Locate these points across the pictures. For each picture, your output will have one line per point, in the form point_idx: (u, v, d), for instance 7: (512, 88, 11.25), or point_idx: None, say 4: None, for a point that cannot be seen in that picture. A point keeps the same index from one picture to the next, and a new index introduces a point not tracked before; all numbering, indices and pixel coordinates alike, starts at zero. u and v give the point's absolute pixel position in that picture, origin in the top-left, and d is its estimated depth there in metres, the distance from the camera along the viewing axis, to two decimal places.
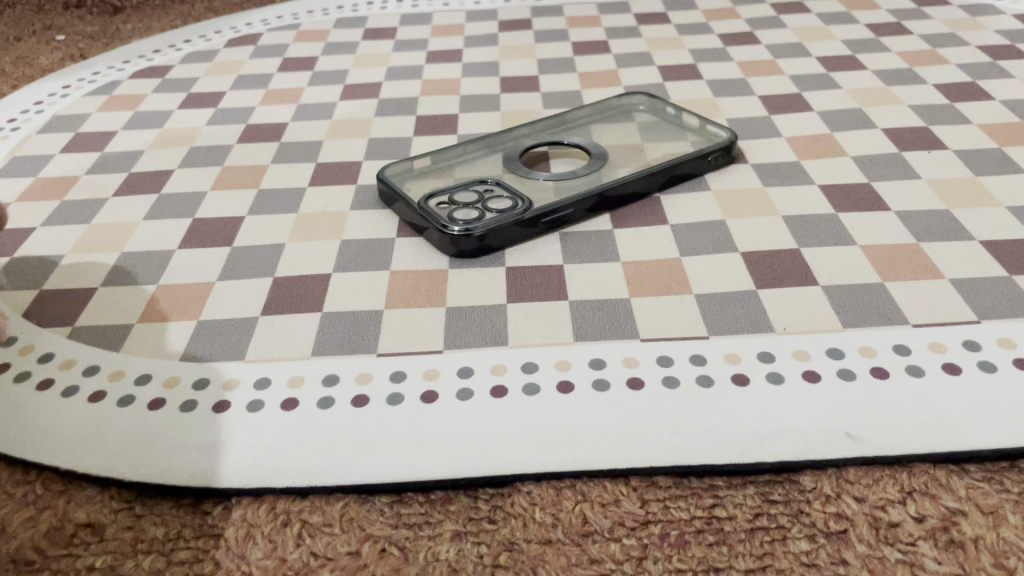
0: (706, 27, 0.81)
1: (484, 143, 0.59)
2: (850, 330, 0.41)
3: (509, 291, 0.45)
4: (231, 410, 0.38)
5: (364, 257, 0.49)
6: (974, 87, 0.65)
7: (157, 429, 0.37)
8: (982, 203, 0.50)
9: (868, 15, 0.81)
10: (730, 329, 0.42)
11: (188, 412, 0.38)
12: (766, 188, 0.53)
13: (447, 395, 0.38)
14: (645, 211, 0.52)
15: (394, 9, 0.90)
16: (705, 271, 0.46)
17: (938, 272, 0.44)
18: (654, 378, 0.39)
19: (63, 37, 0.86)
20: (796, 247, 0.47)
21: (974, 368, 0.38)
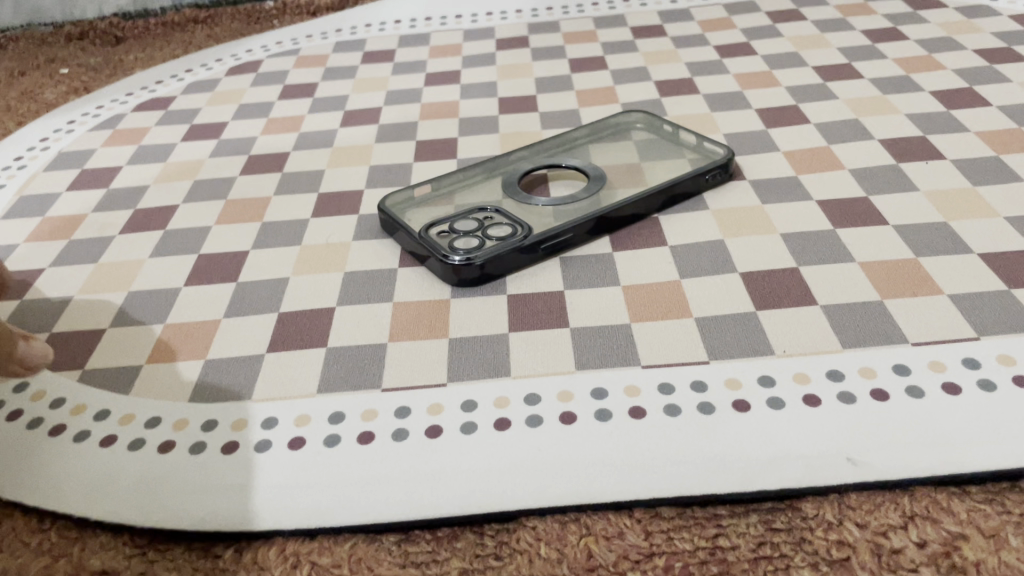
0: (702, 39, 0.81)
1: (484, 169, 0.59)
2: (850, 351, 0.41)
3: (511, 320, 0.46)
4: (239, 451, 0.39)
5: (367, 289, 0.49)
6: (971, 93, 0.65)
7: (168, 473, 0.38)
8: (980, 214, 0.50)
9: (865, 21, 0.81)
10: (731, 353, 0.42)
11: (198, 455, 0.39)
12: (763, 205, 0.54)
13: (451, 430, 0.39)
14: (643, 233, 0.53)
15: (392, 31, 0.91)
16: (705, 293, 0.46)
17: (936, 287, 0.45)
18: (655, 407, 0.39)
19: (67, 70, 0.87)
20: (795, 266, 0.48)
21: (974, 387, 0.38)
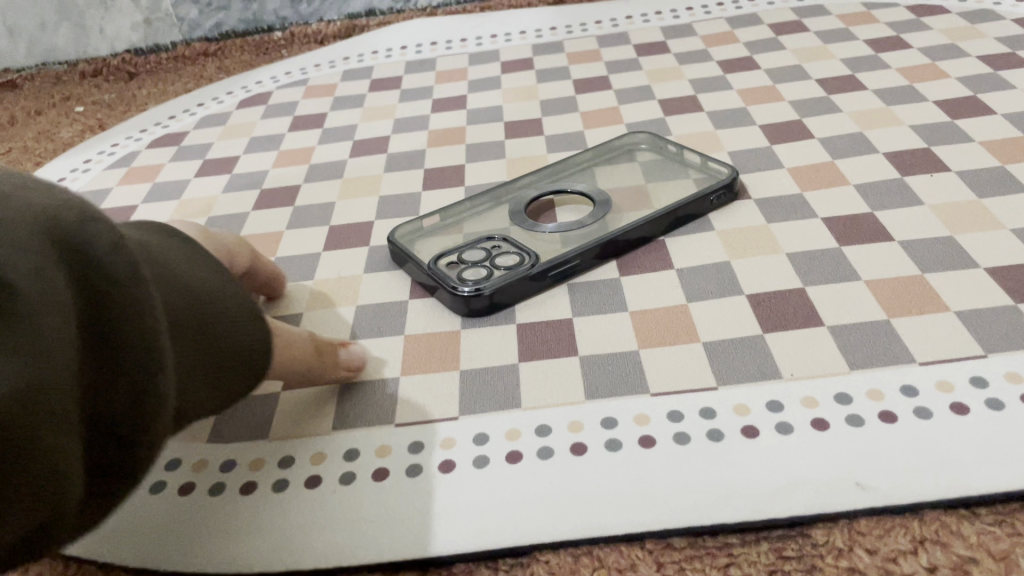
0: (705, 54, 0.82)
1: (491, 196, 0.60)
2: (857, 373, 0.41)
3: (520, 349, 0.46)
4: (258, 491, 0.40)
5: (379, 322, 0.50)
6: (975, 102, 0.65)
7: (188, 515, 0.39)
8: (986, 226, 0.51)
9: (868, 30, 0.81)
10: (739, 377, 0.42)
11: (217, 495, 0.40)
12: (769, 224, 0.54)
13: (464, 465, 0.40)
14: (651, 256, 0.53)
15: (398, 57, 0.92)
16: (712, 317, 0.47)
17: (942, 304, 0.45)
18: (665, 435, 0.39)
19: (82, 108, 0.89)
20: (801, 286, 0.48)
21: (982, 406, 0.38)
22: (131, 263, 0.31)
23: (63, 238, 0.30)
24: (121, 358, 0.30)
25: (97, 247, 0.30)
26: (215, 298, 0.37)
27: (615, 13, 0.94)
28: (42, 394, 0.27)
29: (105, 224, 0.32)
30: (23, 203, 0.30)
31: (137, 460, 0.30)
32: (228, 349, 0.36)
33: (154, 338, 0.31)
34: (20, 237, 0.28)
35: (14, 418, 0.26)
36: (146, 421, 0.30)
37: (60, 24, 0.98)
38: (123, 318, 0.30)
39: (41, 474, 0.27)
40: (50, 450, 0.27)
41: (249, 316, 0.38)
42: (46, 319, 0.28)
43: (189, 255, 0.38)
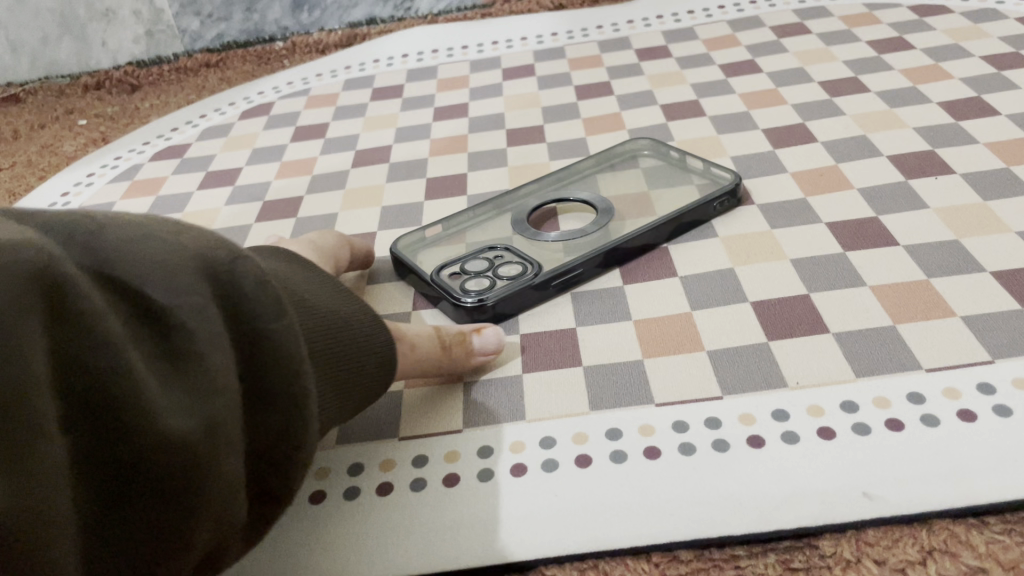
0: (707, 58, 0.81)
1: (494, 205, 0.60)
2: (863, 380, 0.41)
3: (524, 360, 0.46)
4: (330, 498, 0.40)
5: None
6: (980, 103, 0.64)
7: (331, 522, 0.38)
8: (992, 229, 0.50)
9: (870, 31, 0.81)
10: (743, 386, 0.42)
11: (354, 499, 0.39)
12: (773, 230, 0.54)
13: (469, 478, 0.39)
14: (653, 264, 0.53)
15: (400, 65, 0.92)
16: (716, 325, 0.47)
17: (949, 310, 0.44)
18: (670, 446, 0.39)
19: (85, 121, 0.89)
20: (806, 293, 0.48)
21: (990, 413, 0.38)
22: (275, 297, 0.31)
23: (215, 274, 0.30)
24: (277, 389, 0.30)
25: (246, 280, 0.31)
26: (342, 315, 0.37)
27: (616, 17, 0.94)
28: (221, 431, 0.28)
29: (248, 256, 0.32)
30: (174, 240, 0.30)
31: (289, 480, 0.32)
32: (356, 367, 0.37)
33: (304, 369, 0.31)
34: (183, 276, 0.28)
35: (203, 457, 0.27)
36: (298, 445, 0.31)
37: (61, 38, 0.98)
38: (277, 350, 0.30)
39: (220, 504, 0.28)
40: (228, 480, 0.28)
41: (370, 332, 0.38)
42: (217, 358, 0.28)
43: (308, 274, 0.38)
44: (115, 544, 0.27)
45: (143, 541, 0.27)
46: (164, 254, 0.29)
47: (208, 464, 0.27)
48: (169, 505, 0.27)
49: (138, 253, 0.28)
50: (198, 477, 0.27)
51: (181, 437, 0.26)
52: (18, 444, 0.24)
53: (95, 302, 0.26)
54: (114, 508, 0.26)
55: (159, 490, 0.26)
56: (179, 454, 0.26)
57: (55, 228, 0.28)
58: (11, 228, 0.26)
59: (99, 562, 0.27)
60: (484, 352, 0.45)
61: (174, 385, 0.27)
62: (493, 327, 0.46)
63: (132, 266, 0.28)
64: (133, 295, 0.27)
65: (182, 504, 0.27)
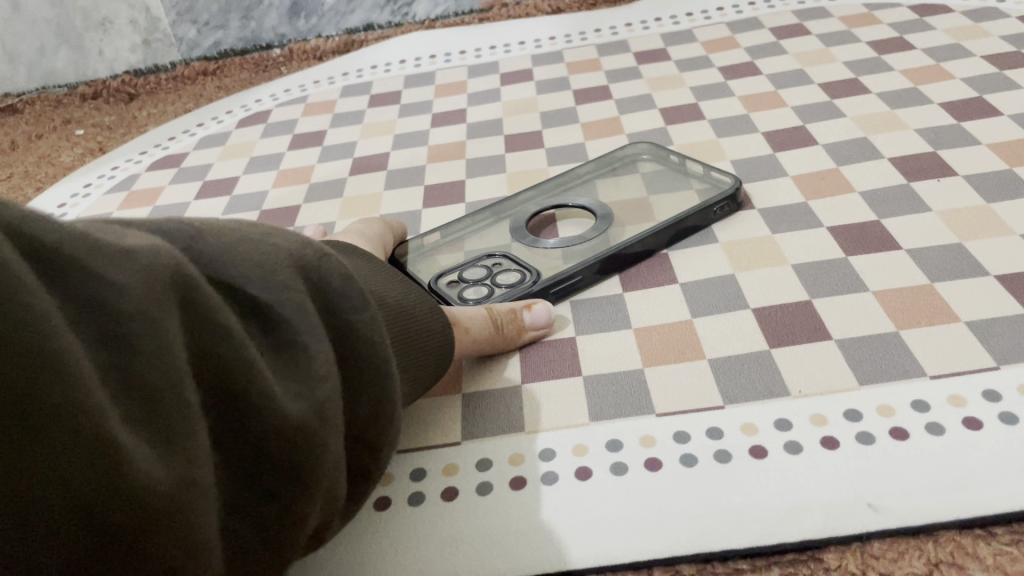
0: (706, 60, 0.81)
1: (492, 211, 0.60)
2: (867, 389, 0.40)
3: (523, 371, 0.46)
4: (394, 505, 0.39)
5: None
6: (981, 103, 0.64)
7: (396, 529, 0.38)
8: (996, 232, 0.50)
9: (870, 31, 0.80)
10: (744, 395, 0.41)
11: (419, 505, 0.39)
12: (773, 235, 0.53)
13: (468, 492, 0.39)
14: (653, 270, 0.52)
15: (397, 71, 0.91)
16: (717, 332, 0.46)
17: (953, 315, 0.44)
18: (672, 458, 0.39)
19: (83, 131, 0.89)
20: (807, 299, 0.47)
21: (996, 421, 0.37)
22: (359, 290, 0.33)
23: (305, 271, 0.31)
24: (367, 375, 0.32)
25: (332, 275, 0.32)
26: (408, 305, 0.39)
27: (614, 21, 0.93)
28: (331, 414, 0.29)
29: (331, 253, 0.34)
30: (265, 241, 0.31)
31: (382, 461, 0.33)
32: (420, 354, 0.39)
33: (387, 356, 0.33)
34: (281, 274, 0.30)
35: (319, 439, 0.29)
36: (388, 426, 0.33)
37: (58, 47, 0.98)
38: (364, 340, 0.32)
39: (331, 482, 0.30)
40: (338, 458, 0.30)
41: (432, 323, 0.40)
42: (320, 346, 0.30)
43: (373, 269, 0.40)
44: (250, 526, 0.27)
45: (276, 521, 0.28)
46: (259, 254, 0.30)
47: (322, 442, 0.29)
48: (295, 484, 0.28)
49: (238, 253, 0.29)
50: (317, 458, 0.28)
51: (299, 417, 0.28)
52: (175, 429, 0.24)
53: (214, 297, 0.27)
54: (246, 490, 0.27)
55: (287, 471, 0.28)
56: (300, 436, 0.28)
57: (160, 231, 0.28)
58: (129, 231, 0.27)
59: (236, 546, 0.27)
60: (535, 327, 0.47)
61: (285, 374, 0.29)
62: (542, 302, 0.48)
63: (236, 264, 0.29)
64: (240, 292, 0.28)
65: (307, 483, 0.28)
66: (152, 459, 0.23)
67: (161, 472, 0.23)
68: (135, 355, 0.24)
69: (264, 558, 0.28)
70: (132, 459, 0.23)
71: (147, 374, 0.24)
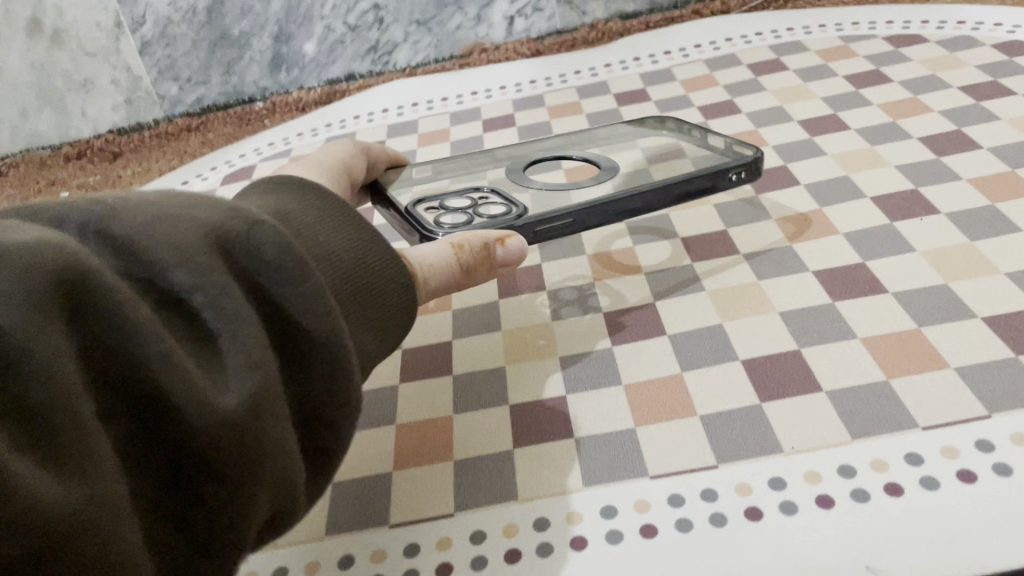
0: (685, 100, 0.81)
1: (491, 158, 0.64)
2: (859, 442, 0.40)
3: (514, 433, 0.46)
4: None
5: (374, 414, 0.49)
6: (960, 136, 0.64)
7: None
8: (981, 272, 0.50)
9: (847, 64, 0.81)
10: (738, 453, 0.41)
11: None
12: (759, 281, 0.53)
13: (462, 566, 0.38)
14: (642, 322, 0.52)
15: (380, 120, 0.92)
16: (708, 388, 0.46)
17: (942, 361, 0.44)
18: (667, 524, 0.38)
19: (67, 192, 0.91)
20: (796, 348, 0.47)
21: (990, 473, 0.37)
22: (299, 259, 0.30)
23: (229, 244, 0.28)
24: (311, 347, 0.29)
25: (264, 246, 0.29)
26: (370, 259, 0.35)
27: (593, 61, 0.94)
28: (265, 404, 0.27)
29: (264, 221, 0.30)
30: (183, 215, 0.28)
31: (340, 440, 0.31)
32: (393, 318, 0.35)
33: (338, 325, 0.30)
34: (201, 254, 0.27)
35: (251, 433, 0.26)
36: (342, 401, 0.31)
37: (41, 110, 0.97)
38: (309, 312, 0.29)
39: (279, 472, 0.27)
40: (282, 447, 0.27)
41: (399, 268, 0.36)
42: (246, 329, 0.27)
43: (332, 212, 0.36)
44: (181, 533, 0.25)
45: (209, 526, 0.26)
46: (177, 227, 0.27)
47: (259, 436, 0.26)
48: (230, 484, 0.26)
49: (154, 232, 0.26)
50: (250, 452, 0.26)
51: (229, 414, 0.25)
52: (74, 445, 0.22)
53: (122, 289, 0.24)
54: (174, 496, 0.25)
55: (217, 473, 0.25)
56: (231, 433, 0.25)
57: (67, 222, 0.26)
58: (22, 228, 0.24)
59: (165, 554, 0.25)
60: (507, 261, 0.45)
61: (209, 367, 0.26)
62: (517, 237, 0.45)
63: (152, 246, 0.26)
64: (155, 281, 0.25)
65: (242, 482, 0.26)
66: (49, 484, 0.21)
67: (60, 497, 0.21)
68: (17, 375, 0.21)
69: (199, 560, 0.26)
70: (26, 483, 0.20)
71: (35, 391, 0.21)
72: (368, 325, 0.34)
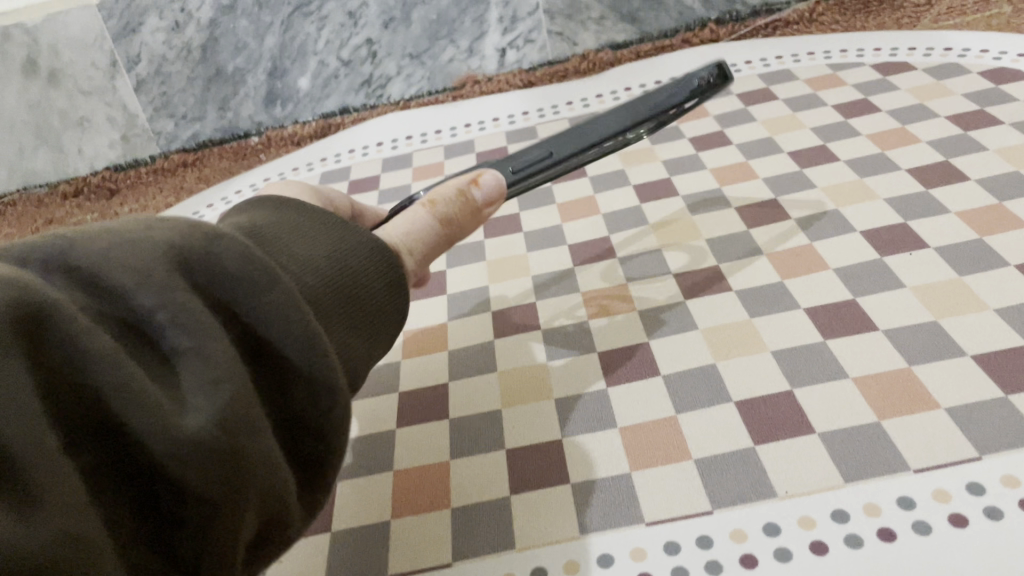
0: (676, 131, 0.82)
1: None
2: (852, 486, 0.41)
3: (511, 479, 0.46)
4: None
5: (372, 460, 0.50)
6: (948, 167, 0.65)
7: None
8: (971, 308, 0.50)
9: (836, 93, 0.81)
10: (733, 499, 0.41)
11: None
12: (751, 319, 0.54)
13: None
14: (636, 362, 0.53)
15: (375, 154, 0.93)
16: (702, 430, 0.46)
17: (932, 401, 0.44)
18: (664, 572, 0.39)
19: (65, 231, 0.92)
20: (788, 388, 0.47)
21: (981, 517, 0.38)
22: (267, 269, 0.29)
23: (193, 261, 0.28)
24: (286, 355, 0.29)
25: (229, 259, 0.29)
26: (347, 259, 0.35)
27: (585, 91, 0.95)
28: (240, 420, 0.27)
29: (227, 233, 0.30)
30: (143, 235, 0.27)
31: (329, 445, 0.31)
32: (375, 319, 0.35)
33: (315, 331, 0.30)
34: (163, 275, 0.26)
35: (229, 452, 0.26)
36: (327, 407, 0.30)
37: (37, 148, 0.98)
38: (280, 320, 0.29)
39: (261, 486, 0.27)
40: (264, 462, 0.27)
41: (377, 268, 0.36)
42: (215, 347, 0.27)
43: (305, 220, 0.36)
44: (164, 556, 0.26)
45: (194, 548, 0.26)
46: (139, 249, 0.26)
47: (237, 452, 0.26)
48: (211, 506, 0.25)
49: (114, 257, 0.26)
50: (229, 471, 0.26)
51: (202, 436, 0.25)
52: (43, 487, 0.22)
53: (83, 321, 0.24)
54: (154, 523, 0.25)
55: (198, 495, 0.25)
56: (207, 454, 0.25)
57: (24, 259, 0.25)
58: None
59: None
60: (487, 198, 0.46)
61: (176, 390, 0.26)
62: (490, 174, 0.46)
63: (116, 270, 0.26)
64: (118, 309, 0.25)
65: (225, 500, 0.26)
66: (23, 529, 0.21)
67: (35, 540, 0.21)
68: None
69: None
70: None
71: None
72: (352, 326, 0.34)
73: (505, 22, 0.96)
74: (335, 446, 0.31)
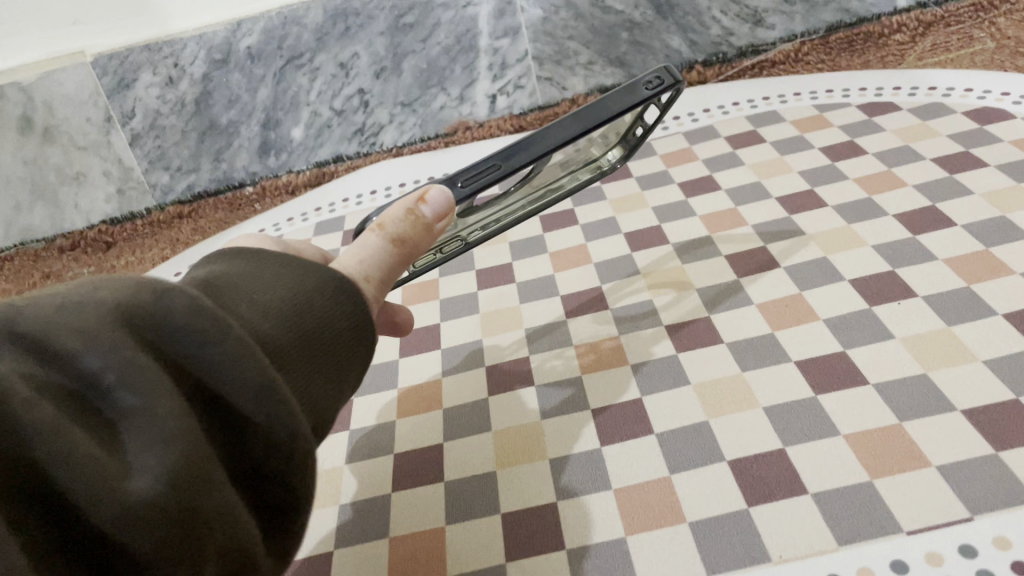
0: (666, 176, 0.83)
1: None
2: (846, 549, 0.41)
3: (506, 544, 0.46)
4: None
5: (369, 526, 0.50)
6: (935, 212, 0.65)
7: None
8: (960, 360, 0.51)
9: (823, 135, 0.82)
10: (728, 564, 0.42)
11: None
12: (743, 373, 0.54)
13: None
14: (630, 419, 0.53)
15: (368, 203, 0.94)
16: (697, 490, 0.46)
17: (923, 458, 0.44)
18: None
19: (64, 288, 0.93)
20: (780, 446, 0.48)
21: None
22: (217, 319, 0.30)
23: (139, 320, 0.28)
24: (238, 404, 0.29)
25: (176, 313, 0.29)
26: (309, 301, 0.35)
27: None
28: (189, 474, 0.27)
29: (176, 288, 0.30)
30: (88, 299, 0.28)
31: (293, 488, 0.32)
32: (341, 358, 0.36)
33: (268, 376, 0.30)
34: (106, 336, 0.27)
35: (179, 506, 0.26)
36: (287, 452, 0.31)
37: (34, 204, 0.98)
38: (230, 369, 0.29)
39: (217, 537, 0.28)
40: (218, 513, 0.28)
41: (344, 308, 0.36)
42: (162, 405, 0.27)
43: (262, 266, 0.36)
44: None
45: None
46: (81, 313, 0.27)
47: (188, 505, 0.27)
48: (164, 561, 0.26)
49: (59, 323, 0.26)
50: (180, 526, 0.26)
51: (150, 493, 0.26)
52: None
53: (25, 393, 0.24)
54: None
55: (150, 551, 0.26)
56: (155, 512, 0.26)
57: None
58: None
59: None
60: (437, 212, 0.45)
61: (120, 449, 0.26)
62: (436, 188, 0.46)
63: (58, 336, 0.26)
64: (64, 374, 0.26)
65: (179, 555, 0.26)
66: None
67: None
68: None
69: None
70: None
71: None
72: (316, 366, 0.34)
73: (495, 69, 0.98)
74: (300, 487, 0.32)
